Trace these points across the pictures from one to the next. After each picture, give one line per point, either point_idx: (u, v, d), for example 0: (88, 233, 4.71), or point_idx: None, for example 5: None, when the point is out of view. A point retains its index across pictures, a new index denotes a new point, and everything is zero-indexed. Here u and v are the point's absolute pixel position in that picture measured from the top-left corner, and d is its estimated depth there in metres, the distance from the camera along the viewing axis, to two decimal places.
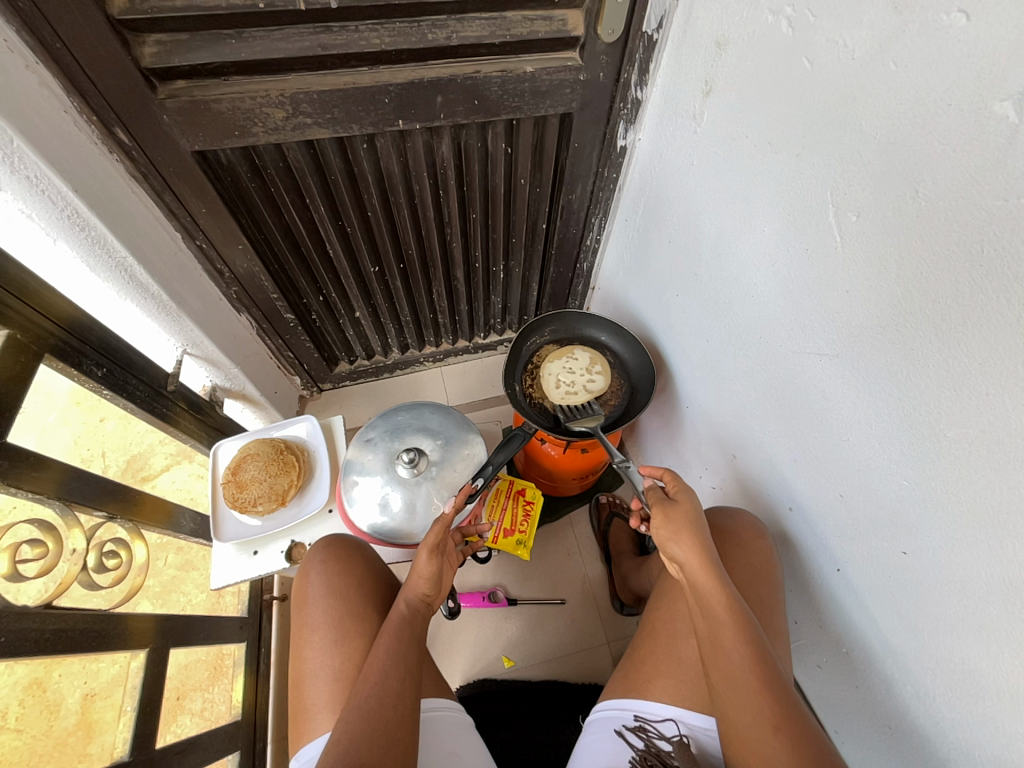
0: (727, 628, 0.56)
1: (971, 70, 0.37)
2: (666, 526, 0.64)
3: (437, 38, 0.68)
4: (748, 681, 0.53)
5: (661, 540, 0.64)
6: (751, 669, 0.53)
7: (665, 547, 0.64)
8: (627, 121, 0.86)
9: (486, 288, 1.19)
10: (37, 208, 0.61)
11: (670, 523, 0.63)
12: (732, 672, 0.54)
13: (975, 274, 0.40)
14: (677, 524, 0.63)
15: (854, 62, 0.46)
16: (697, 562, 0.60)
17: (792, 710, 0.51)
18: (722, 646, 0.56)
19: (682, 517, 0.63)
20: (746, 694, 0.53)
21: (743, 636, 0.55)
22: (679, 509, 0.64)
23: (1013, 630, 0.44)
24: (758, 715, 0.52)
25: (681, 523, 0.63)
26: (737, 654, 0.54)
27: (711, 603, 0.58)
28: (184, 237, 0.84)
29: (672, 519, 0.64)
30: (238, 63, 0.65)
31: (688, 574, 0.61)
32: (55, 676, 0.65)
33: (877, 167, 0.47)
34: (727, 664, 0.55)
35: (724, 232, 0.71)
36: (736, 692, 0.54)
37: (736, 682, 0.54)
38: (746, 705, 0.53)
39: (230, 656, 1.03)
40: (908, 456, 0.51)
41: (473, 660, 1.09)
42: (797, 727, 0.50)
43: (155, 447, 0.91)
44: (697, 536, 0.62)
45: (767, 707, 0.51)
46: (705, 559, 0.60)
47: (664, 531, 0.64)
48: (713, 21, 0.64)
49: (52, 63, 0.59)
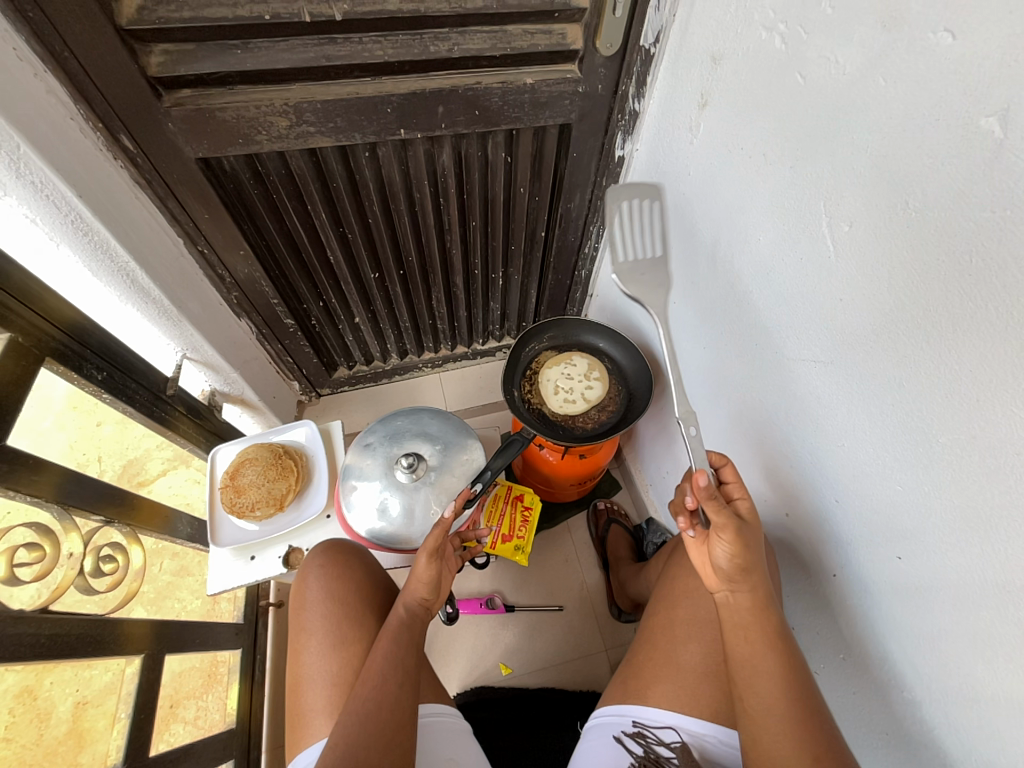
0: (770, 658, 0.57)
1: (958, 87, 0.39)
2: (737, 548, 0.57)
3: (439, 50, 0.69)
4: (789, 708, 0.55)
5: (726, 559, 0.58)
6: (792, 696, 0.55)
7: (727, 565, 0.58)
8: (625, 131, 0.88)
9: (485, 295, 1.20)
10: (41, 213, 0.61)
11: (739, 551, 0.57)
12: (771, 698, 0.55)
13: (964, 283, 0.41)
14: (748, 547, 0.58)
15: (845, 77, 0.48)
16: (757, 588, 0.58)
17: (828, 736, 0.54)
18: (764, 671, 0.56)
19: (751, 539, 0.58)
20: (785, 721, 0.54)
21: (782, 662, 0.57)
22: (747, 534, 0.59)
23: (1006, 634, 0.44)
24: (797, 743, 0.53)
25: (751, 548, 0.58)
26: (777, 682, 0.56)
27: (760, 633, 0.57)
28: (187, 242, 0.85)
29: (740, 546, 0.57)
30: (243, 73, 0.66)
31: (738, 603, 0.59)
32: (47, 683, 0.64)
33: (868, 180, 0.48)
34: (766, 690, 0.56)
35: (721, 241, 0.72)
36: (774, 719, 0.55)
37: (774, 708, 0.55)
38: (784, 733, 0.54)
39: (225, 664, 1.02)
40: (904, 462, 0.51)
41: (471, 668, 1.09)
42: (834, 759, 0.52)
43: (152, 451, 0.90)
44: (757, 566, 0.58)
45: (807, 738, 0.53)
46: (761, 591, 0.58)
47: (733, 552, 0.57)
48: (708, 37, 0.65)
49: (59, 71, 0.60)
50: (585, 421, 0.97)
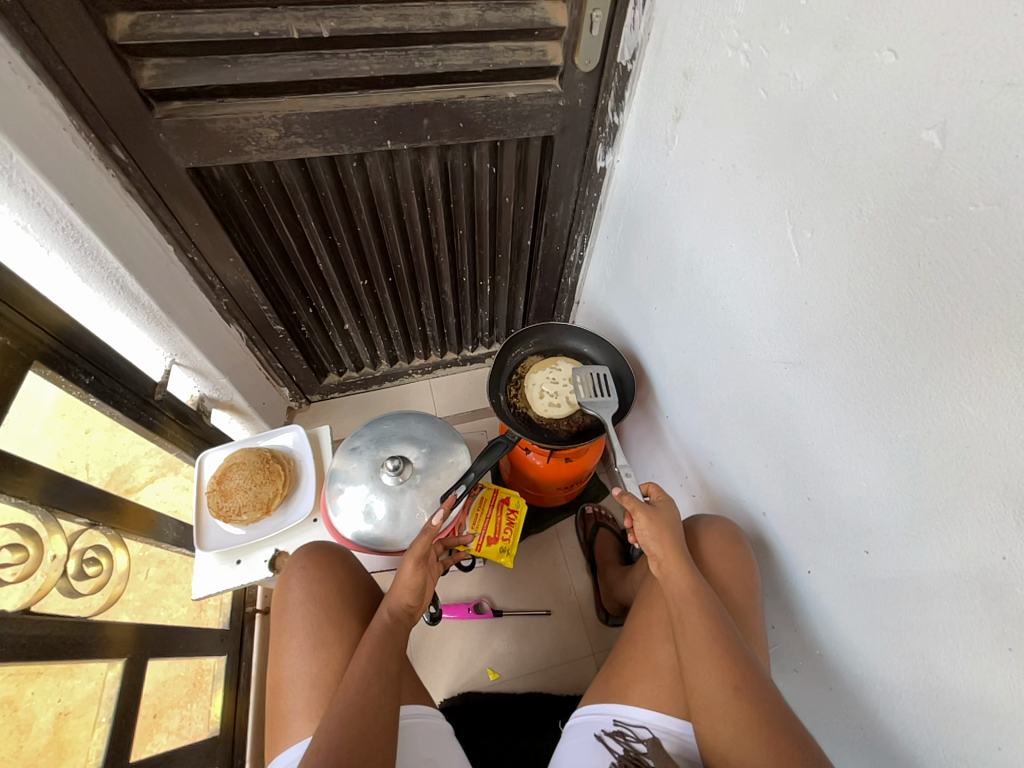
0: (693, 609, 0.63)
1: (901, 102, 0.42)
2: (650, 526, 0.69)
3: (423, 65, 0.72)
4: (711, 652, 0.59)
5: (645, 541, 0.70)
6: (713, 639, 0.60)
7: (648, 546, 0.69)
8: (606, 143, 0.91)
9: (473, 302, 1.22)
10: (33, 220, 0.63)
11: (653, 524, 0.69)
12: (698, 646, 0.60)
13: (914, 285, 0.44)
14: (662, 526, 0.69)
15: (803, 92, 0.51)
16: (672, 558, 0.67)
17: (749, 672, 0.58)
18: (690, 624, 0.62)
19: (667, 520, 0.70)
20: (710, 665, 0.59)
21: (707, 612, 0.62)
22: (661, 513, 0.70)
23: (966, 622, 0.46)
24: (720, 679, 0.58)
25: (666, 526, 0.69)
26: (701, 629, 0.61)
27: (680, 588, 0.65)
28: (177, 250, 0.86)
29: (654, 521, 0.69)
30: (233, 87, 0.68)
31: (662, 568, 0.68)
32: (28, 694, 0.64)
33: (827, 188, 0.51)
34: (694, 640, 0.61)
35: (697, 249, 0.74)
36: (701, 666, 0.59)
37: (700, 656, 0.60)
38: (710, 671, 0.59)
39: (209, 672, 1.01)
40: (869, 456, 0.53)
41: (458, 673, 1.08)
42: (754, 688, 0.57)
43: (140, 459, 0.91)
44: (674, 536, 0.68)
45: (725, 673, 0.58)
46: (678, 554, 0.67)
47: (647, 532, 0.69)
48: (681, 55, 0.69)
49: (54, 84, 0.62)
50: (569, 424, 0.98)
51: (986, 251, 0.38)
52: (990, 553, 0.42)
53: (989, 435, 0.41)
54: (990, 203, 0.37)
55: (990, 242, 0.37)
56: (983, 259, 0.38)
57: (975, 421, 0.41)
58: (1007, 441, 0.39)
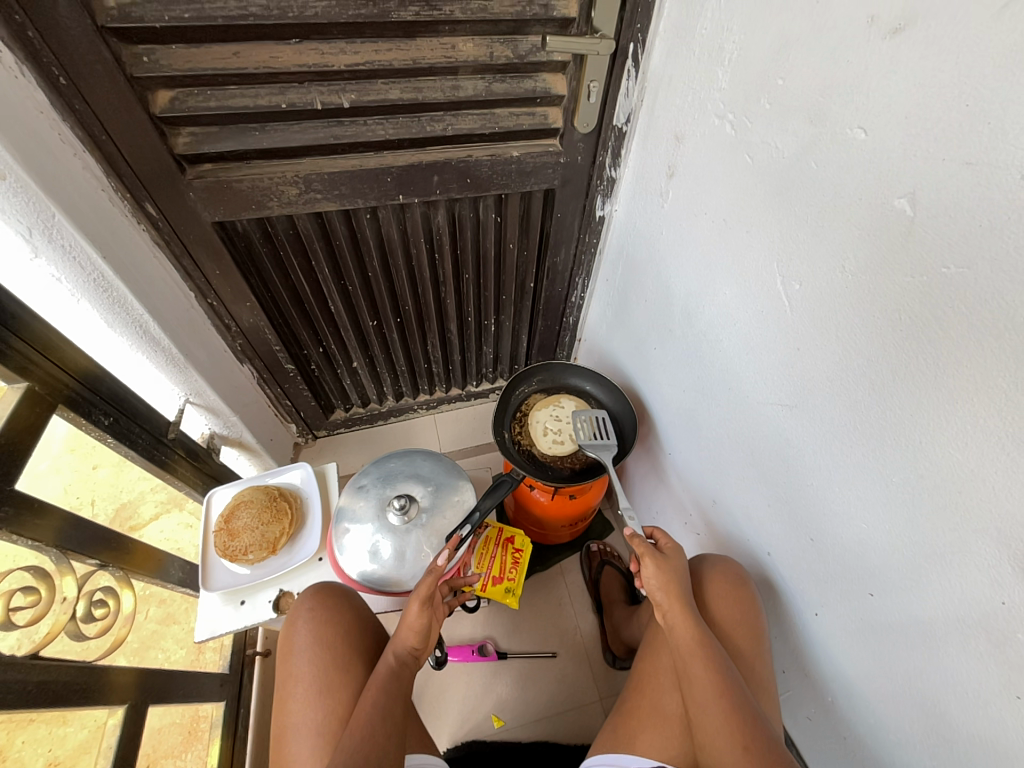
0: (699, 661, 0.62)
1: (875, 174, 0.46)
2: (657, 574, 0.69)
3: (434, 130, 0.78)
4: (718, 707, 0.59)
5: (651, 589, 0.69)
6: (721, 693, 0.60)
7: (654, 595, 0.69)
8: (604, 195, 0.97)
9: (478, 340, 1.26)
10: (67, 273, 0.67)
11: (659, 572, 0.69)
12: (705, 701, 0.60)
13: (897, 338, 0.47)
14: (668, 575, 0.69)
15: (784, 159, 0.55)
16: (677, 607, 0.67)
17: (757, 728, 0.57)
18: (697, 678, 0.62)
19: (674, 568, 0.70)
20: (718, 721, 0.58)
21: (713, 664, 0.62)
22: (668, 560, 0.71)
23: (975, 667, 0.46)
24: (728, 734, 0.57)
25: (673, 575, 0.69)
26: (708, 682, 0.61)
27: (686, 639, 0.65)
28: (197, 296, 0.91)
29: (662, 569, 0.69)
30: (259, 150, 0.74)
31: (668, 617, 0.68)
32: (18, 743, 0.63)
33: (811, 245, 0.54)
34: (700, 695, 0.60)
35: (693, 294, 0.78)
36: (708, 720, 0.59)
37: (708, 711, 0.59)
38: (718, 727, 0.58)
39: (206, 719, 0.98)
40: (870, 500, 0.54)
41: (462, 721, 1.05)
42: (762, 746, 0.56)
43: (145, 494, 0.92)
44: (681, 585, 0.69)
45: (733, 729, 0.57)
46: (683, 604, 0.67)
47: (653, 579, 0.69)
48: (672, 119, 0.74)
49: (97, 151, 0.67)
50: (573, 462, 0.99)
51: (961, 310, 0.41)
52: (991, 599, 0.43)
53: (980, 483, 0.42)
54: (959, 267, 0.40)
55: (963, 301, 0.40)
56: (959, 316, 0.41)
57: (965, 467, 0.43)
58: (995, 488, 0.41)
